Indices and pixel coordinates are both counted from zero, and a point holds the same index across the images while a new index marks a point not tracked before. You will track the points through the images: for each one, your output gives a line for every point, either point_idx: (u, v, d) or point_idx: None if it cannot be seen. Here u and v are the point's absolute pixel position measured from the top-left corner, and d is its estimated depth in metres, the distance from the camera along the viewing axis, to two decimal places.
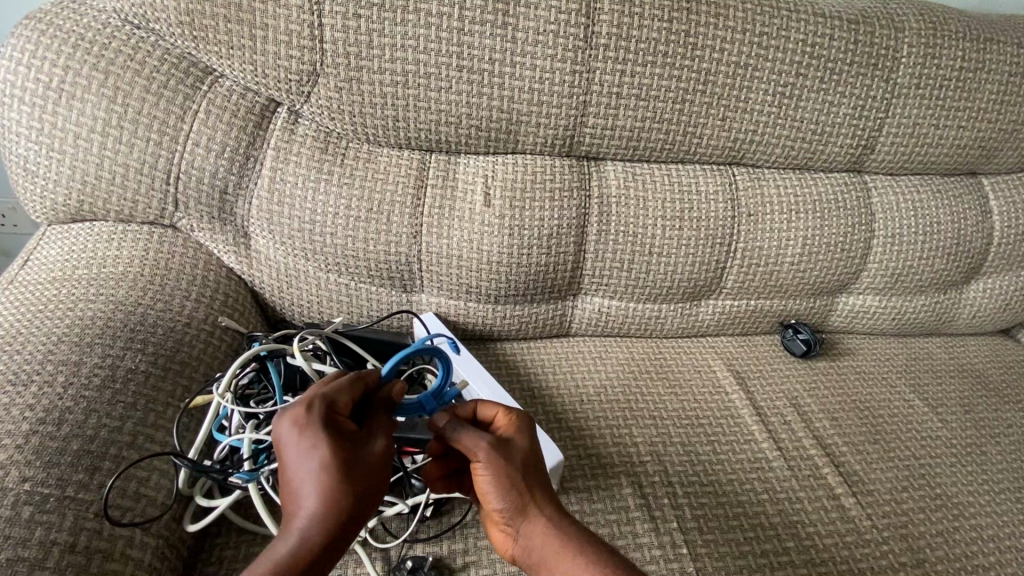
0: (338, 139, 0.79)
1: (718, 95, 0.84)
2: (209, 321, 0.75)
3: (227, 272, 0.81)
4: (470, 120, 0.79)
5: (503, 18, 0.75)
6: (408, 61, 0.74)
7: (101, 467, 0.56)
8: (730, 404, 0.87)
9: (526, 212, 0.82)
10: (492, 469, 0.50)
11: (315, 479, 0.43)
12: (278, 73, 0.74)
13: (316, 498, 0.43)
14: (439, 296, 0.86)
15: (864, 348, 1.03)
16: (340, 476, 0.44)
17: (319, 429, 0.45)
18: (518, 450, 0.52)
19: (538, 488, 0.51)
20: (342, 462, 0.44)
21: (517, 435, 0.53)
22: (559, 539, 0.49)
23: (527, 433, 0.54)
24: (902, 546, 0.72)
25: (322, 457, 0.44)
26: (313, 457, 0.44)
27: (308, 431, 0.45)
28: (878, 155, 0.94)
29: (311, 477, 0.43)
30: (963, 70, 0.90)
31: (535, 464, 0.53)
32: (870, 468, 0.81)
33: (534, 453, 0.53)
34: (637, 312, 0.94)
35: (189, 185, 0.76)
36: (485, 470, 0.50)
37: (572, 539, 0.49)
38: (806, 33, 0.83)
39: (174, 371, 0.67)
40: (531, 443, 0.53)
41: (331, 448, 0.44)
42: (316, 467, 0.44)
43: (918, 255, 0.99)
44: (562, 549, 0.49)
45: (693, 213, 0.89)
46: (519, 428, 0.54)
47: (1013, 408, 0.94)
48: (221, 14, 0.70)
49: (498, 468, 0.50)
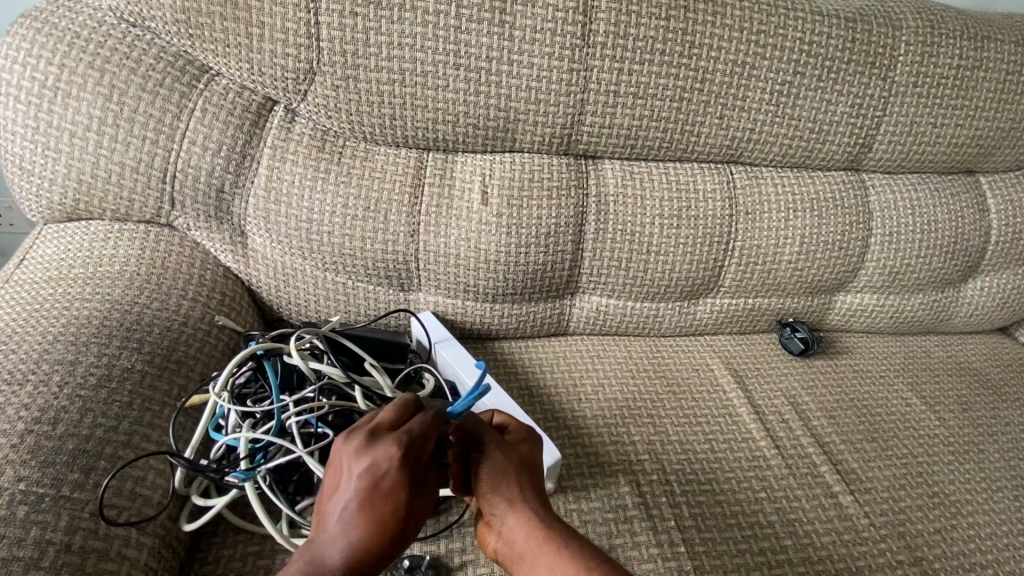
0: (335, 138, 0.79)
1: (716, 93, 0.84)
2: (206, 319, 0.75)
3: (223, 271, 0.81)
4: (468, 118, 0.79)
5: (501, 16, 0.74)
6: (405, 59, 0.74)
7: (96, 467, 0.56)
8: (728, 402, 0.87)
9: (523, 210, 0.82)
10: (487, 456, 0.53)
11: (375, 504, 0.46)
12: (275, 71, 0.73)
13: (373, 523, 0.46)
14: (437, 295, 0.86)
15: (862, 347, 1.03)
16: (396, 504, 0.47)
17: (390, 459, 0.47)
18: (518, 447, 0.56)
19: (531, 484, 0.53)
20: (400, 491, 0.47)
21: (518, 435, 0.57)
22: (545, 531, 0.50)
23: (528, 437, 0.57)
24: (900, 544, 0.72)
25: (393, 500, 0.47)
26: (380, 484, 0.46)
27: (380, 457, 0.47)
28: (876, 154, 0.94)
29: (372, 502, 0.46)
30: (961, 68, 0.90)
31: (532, 467, 0.55)
32: (868, 467, 0.81)
33: (533, 456, 0.56)
34: (635, 311, 0.94)
35: (186, 184, 0.75)
36: (482, 458, 0.54)
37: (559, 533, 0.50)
38: (804, 32, 0.83)
39: (171, 370, 0.67)
40: (531, 446, 0.57)
41: (396, 478, 0.47)
42: (379, 495, 0.46)
43: (916, 253, 0.99)
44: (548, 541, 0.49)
45: (691, 211, 0.89)
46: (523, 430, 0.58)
47: (1011, 407, 0.94)
48: (217, 12, 0.70)
49: (493, 455, 0.54)
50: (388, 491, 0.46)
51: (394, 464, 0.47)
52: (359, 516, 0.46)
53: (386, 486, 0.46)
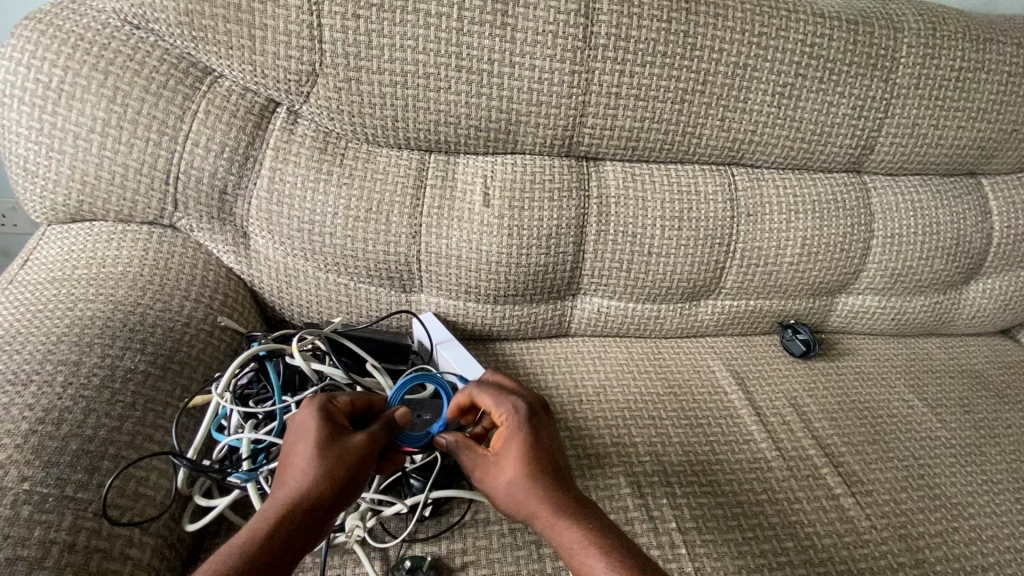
0: (337, 140, 0.79)
1: (717, 95, 0.84)
2: (209, 320, 0.75)
3: (226, 272, 0.81)
4: (469, 120, 0.79)
5: (503, 18, 0.75)
6: (407, 61, 0.74)
7: (100, 467, 0.56)
8: (728, 404, 0.88)
9: (525, 211, 0.82)
10: (490, 480, 0.54)
11: (303, 459, 0.49)
12: (278, 73, 0.74)
13: (299, 475, 0.48)
14: (439, 296, 0.86)
15: (862, 348, 1.03)
16: (321, 456, 0.49)
17: (317, 419, 0.52)
18: (513, 456, 0.54)
19: (538, 488, 0.52)
20: (324, 446, 0.49)
21: (513, 437, 0.55)
22: (563, 538, 0.49)
23: (523, 433, 0.55)
24: (901, 547, 0.72)
25: (324, 445, 0.49)
26: (306, 440, 0.50)
27: (308, 416, 0.52)
28: (877, 156, 0.94)
29: (301, 457, 0.49)
30: (963, 69, 0.90)
31: (535, 460, 0.53)
32: (869, 469, 0.81)
33: (534, 447, 0.54)
34: (637, 313, 0.94)
35: (189, 185, 0.76)
36: (488, 484, 0.54)
37: (578, 532, 0.49)
38: (805, 34, 0.83)
39: (173, 371, 0.67)
40: (528, 440, 0.55)
41: (322, 432, 0.50)
42: (306, 450, 0.49)
43: (917, 255, 0.98)
44: (569, 547, 0.49)
45: (693, 212, 0.89)
46: (515, 428, 0.56)
47: (1012, 409, 0.93)
48: (221, 14, 0.70)
49: (493, 479, 0.54)
50: (312, 443, 0.49)
51: (317, 421, 0.51)
52: (297, 471, 0.48)
53: (311, 443, 0.49)
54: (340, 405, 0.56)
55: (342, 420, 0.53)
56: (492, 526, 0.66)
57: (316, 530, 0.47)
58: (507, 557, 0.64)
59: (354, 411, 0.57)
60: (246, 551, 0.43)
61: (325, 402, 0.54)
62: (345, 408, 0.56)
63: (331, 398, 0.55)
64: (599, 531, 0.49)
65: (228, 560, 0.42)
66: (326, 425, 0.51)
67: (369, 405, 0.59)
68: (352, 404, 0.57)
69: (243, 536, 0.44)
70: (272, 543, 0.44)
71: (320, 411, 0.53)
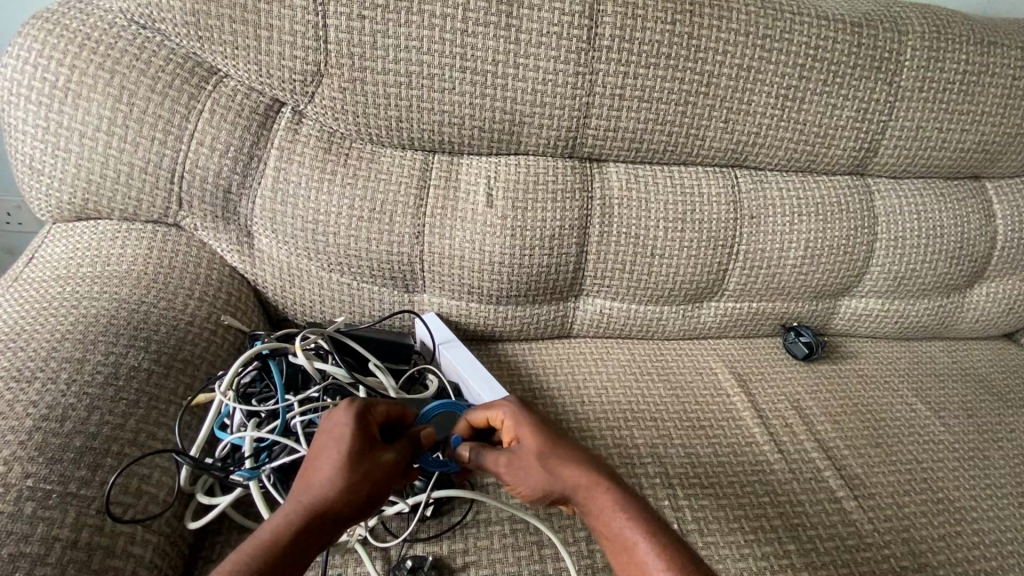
0: (341, 140, 0.80)
1: (721, 97, 0.84)
2: (212, 319, 0.75)
3: (230, 271, 0.82)
4: (473, 121, 0.79)
5: (507, 19, 0.75)
6: (412, 62, 0.74)
7: (103, 464, 0.56)
8: (731, 406, 0.87)
9: (528, 212, 0.82)
10: (514, 472, 0.53)
11: (332, 465, 0.48)
12: (283, 73, 0.74)
13: (325, 481, 0.47)
14: (441, 296, 0.86)
15: (865, 351, 1.03)
16: (349, 466, 0.48)
17: (352, 426, 0.51)
18: (531, 440, 0.54)
19: (567, 462, 0.52)
20: (354, 457, 0.49)
21: (524, 423, 0.55)
22: (597, 509, 0.49)
23: (534, 418, 0.56)
24: (903, 551, 0.72)
25: (355, 456, 0.49)
26: (338, 446, 0.49)
27: (344, 422, 0.52)
28: (881, 159, 0.94)
29: (330, 462, 0.48)
30: (967, 73, 0.90)
31: (555, 439, 0.54)
32: (871, 472, 0.81)
33: (548, 428, 0.55)
34: (639, 314, 0.94)
35: (193, 185, 0.76)
36: (513, 478, 0.53)
37: (611, 500, 0.49)
38: (810, 37, 0.83)
39: (177, 369, 0.68)
40: (540, 422, 0.55)
41: (356, 440, 0.50)
42: (337, 455, 0.49)
43: (921, 258, 0.98)
44: (605, 515, 0.48)
45: (695, 214, 0.89)
46: (524, 412, 0.56)
47: (1016, 413, 0.93)
48: (227, 14, 0.70)
49: (517, 471, 0.53)
50: (343, 450, 0.49)
51: (352, 429, 0.51)
52: (326, 475, 0.47)
53: (342, 451, 0.49)
54: (376, 414, 0.55)
55: (375, 430, 0.53)
56: (494, 527, 0.66)
57: (327, 539, 0.46)
58: (509, 558, 0.64)
59: (386, 422, 0.56)
60: (259, 556, 0.42)
61: (364, 409, 0.54)
62: (379, 418, 0.55)
63: (369, 406, 0.54)
64: (629, 497, 0.49)
65: (239, 565, 0.41)
66: (360, 435, 0.51)
67: (401, 416, 0.58)
68: (387, 415, 0.56)
69: (255, 539, 0.43)
70: (288, 551, 0.43)
71: (357, 418, 0.52)
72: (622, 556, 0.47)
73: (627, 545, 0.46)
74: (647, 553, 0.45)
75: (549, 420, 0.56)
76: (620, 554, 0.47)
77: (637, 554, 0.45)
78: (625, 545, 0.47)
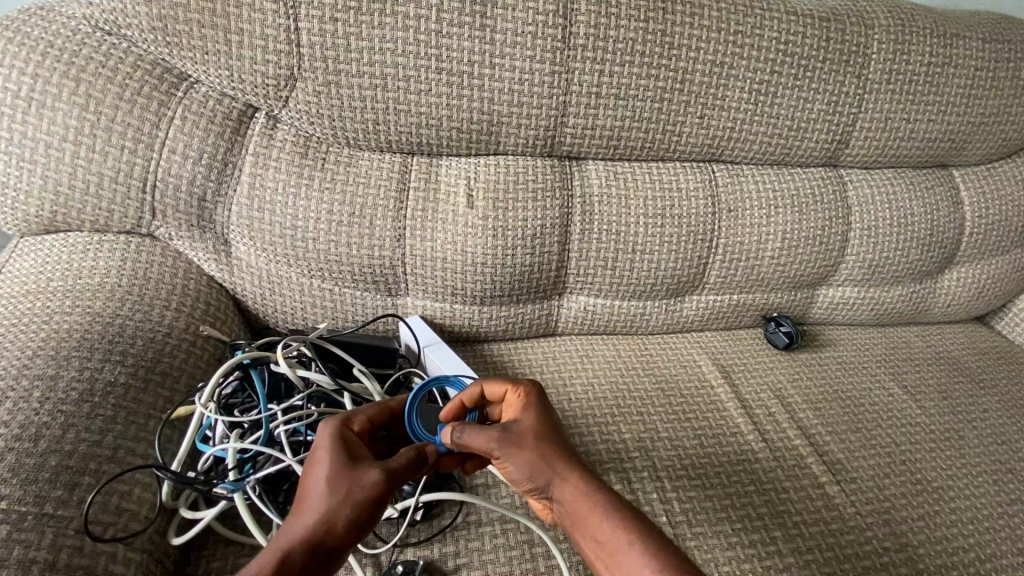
0: (318, 144, 0.79)
1: (695, 93, 0.85)
2: (191, 329, 0.74)
3: (207, 280, 0.80)
4: (451, 122, 0.79)
5: (481, 19, 0.75)
6: (387, 64, 0.74)
7: (80, 483, 0.55)
8: (715, 397, 0.89)
9: (509, 212, 0.82)
10: (508, 453, 0.53)
11: (320, 485, 0.47)
12: (255, 78, 0.73)
13: (315, 504, 0.46)
14: (425, 299, 0.86)
15: (843, 339, 1.05)
16: (336, 486, 0.47)
17: (333, 448, 0.50)
18: (530, 426, 0.55)
19: (563, 462, 0.53)
20: (340, 475, 0.48)
21: (527, 412, 0.57)
22: (588, 508, 0.50)
23: (536, 408, 0.57)
24: (885, 531, 0.73)
25: (341, 475, 0.48)
26: (324, 466, 0.49)
27: (327, 438, 0.51)
28: (852, 150, 0.96)
29: (318, 485, 0.47)
30: (931, 64, 0.92)
31: (553, 437, 0.55)
32: (853, 456, 0.83)
33: (547, 420, 0.57)
34: (623, 310, 0.95)
35: (166, 193, 0.74)
36: (504, 457, 0.53)
37: (603, 499, 0.50)
38: (779, 32, 0.85)
39: (154, 383, 0.66)
40: (540, 412, 0.57)
41: (340, 458, 0.49)
42: (323, 476, 0.48)
43: (893, 246, 1.01)
44: (594, 516, 0.49)
45: (674, 209, 0.90)
46: (527, 401, 0.58)
47: (987, 393, 0.96)
48: (195, 19, 0.69)
49: (510, 450, 0.53)
50: (328, 470, 0.48)
51: (335, 444, 0.51)
52: (315, 498, 0.47)
53: (325, 471, 0.48)
54: (357, 424, 0.55)
55: (358, 444, 0.52)
56: (484, 528, 0.66)
57: (323, 568, 0.45)
58: (500, 558, 0.64)
59: (370, 426, 0.57)
60: None
61: (345, 422, 0.54)
62: (362, 427, 0.55)
63: (349, 418, 0.55)
64: (622, 500, 0.50)
65: None
66: (344, 451, 0.50)
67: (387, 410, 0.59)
68: (369, 422, 0.57)
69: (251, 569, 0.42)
70: None
71: (338, 435, 0.52)
72: (608, 558, 0.48)
73: (614, 549, 0.47)
74: (636, 557, 0.46)
75: (549, 412, 0.58)
76: (606, 556, 0.48)
77: (626, 557, 0.46)
78: (612, 546, 0.48)
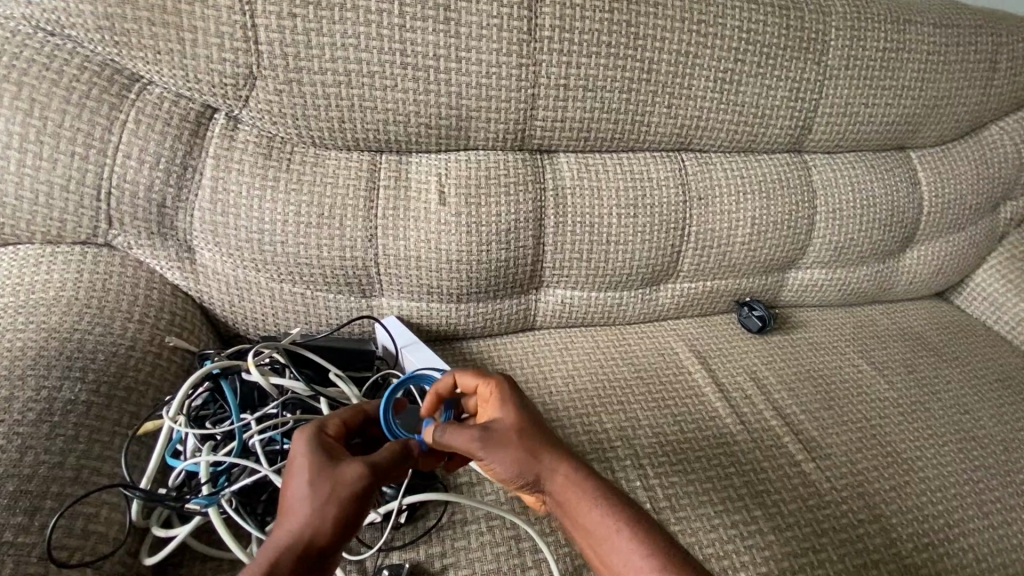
0: (282, 144, 0.76)
1: (662, 83, 0.85)
2: (156, 341, 0.71)
3: (172, 289, 0.77)
4: (419, 118, 0.77)
5: (445, 13, 0.74)
6: (350, 60, 0.72)
7: (42, 508, 0.52)
8: (694, 383, 0.90)
9: (482, 207, 0.82)
10: (491, 453, 0.52)
11: (300, 490, 0.46)
12: (212, 77, 0.70)
13: (297, 510, 0.45)
14: (401, 299, 0.85)
15: (813, 320, 1.08)
16: (317, 488, 0.46)
17: (309, 452, 0.48)
18: (510, 421, 0.54)
19: (547, 453, 0.52)
20: (319, 477, 0.46)
21: (505, 406, 0.56)
22: (575, 499, 0.50)
23: (513, 400, 0.56)
24: (860, 504, 0.76)
25: (321, 477, 0.46)
26: (301, 470, 0.47)
27: (301, 444, 0.50)
28: (815, 135, 0.99)
29: (298, 490, 0.46)
30: (886, 49, 0.95)
31: (534, 429, 0.54)
32: (827, 433, 0.85)
33: (528, 412, 0.56)
34: (600, 302, 0.96)
35: (123, 200, 0.71)
36: (487, 457, 0.52)
37: (591, 488, 0.50)
38: (741, 21, 0.86)
39: (119, 399, 0.63)
40: (520, 404, 0.56)
41: (317, 461, 0.48)
42: (302, 482, 0.46)
43: (857, 227, 1.04)
44: (583, 506, 0.49)
45: (646, 199, 0.91)
46: (504, 394, 0.57)
47: (949, 365, 1.00)
48: (145, 17, 0.66)
49: (492, 449, 0.52)
50: (307, 474, 0.47)
51: (310, 449, 0.49)
52: (297, 504, 0.45)
53: (304, 475, 0.46)
54: (332, 429, 0.54)
55: (336, 447, 0.51)
56: (470, 526, 0.66)
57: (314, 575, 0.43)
58: (488, 555, 0.63)
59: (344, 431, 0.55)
60: None
61: (318, 429, 0.52)
62: (337, 431, 0.54)
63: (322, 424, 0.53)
64: (608, 487, 0.50)
65: None
66: (320, 454, 0.49)
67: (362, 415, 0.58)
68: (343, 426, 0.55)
69: None
70: None
71: (312, 440, 0.50)
72: (598, 547, 0.48)
73: (605, 538, 0.47)
74: (626, 544, 0.46)
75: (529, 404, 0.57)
76: (598, 546, 0.48)
77: (617, 545, 0.46)
78: (602, 535, 0.47)
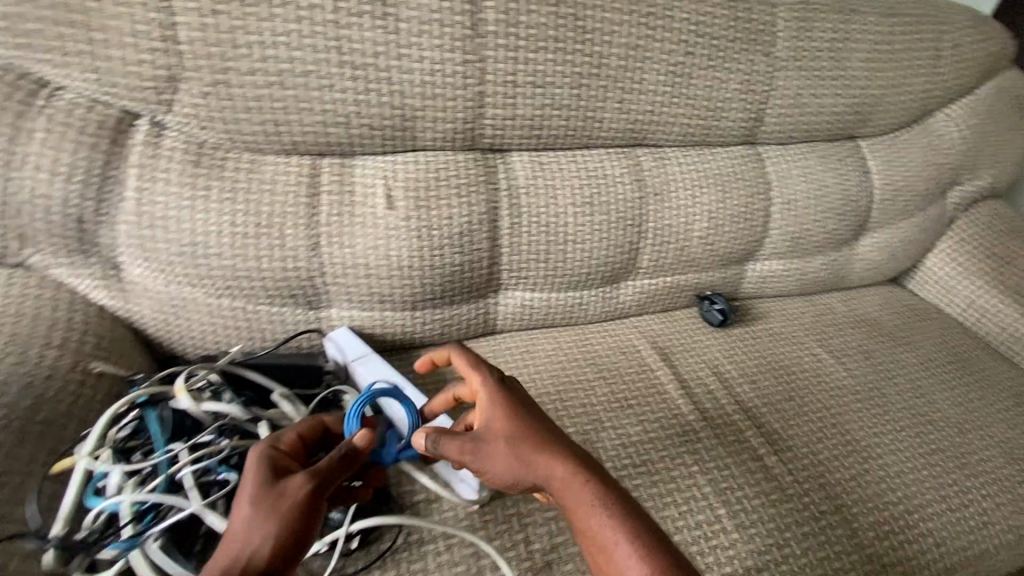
0: (213, 151, 0.72)
1: (612, 78, 0.84)
2: (79, 368, 0.66)
3: (98, 310, 0.72)
4: (361, 119, 0.74)
5: (383, 8, 0.70)
6: (282, 59, 0.68)
7: None
8: (656, 381, 0.89)
9: (432, 211, 0.79)
10: (485, 460, 0.52)
11: (244, 507, 0.46)
12: (129, 80, 0.65)
13: (239, 527, 0.45)
14: (351, 309, 0.81)
15: (773, 311, 1.08)
16: (259, 505, 0.46)
17: (257, 470, 0.49)
18: (501, 425, 0.54)
19: (541, 456, 0.52)
20: (263, 493, 0.47)
21: (495, 408, 0.55)
22: (572, 503, 0.49)
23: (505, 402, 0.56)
24: (821, 495, 0.76)
25: (264, 493, 0.47)
26: (248, 487, 0.47)
27: (251, 461, 0.50)
28: (768, 126, 0.99)
29: (242, 507, 0.46)
30: (833, 40, 0.95)
31: (526, 430, 0.53)
32: (788, 425, 0.85)
33: (521, 412, 0.55)
34: (560, 302, 0.94)
35: (35, 217, 0.66)
36: (481, 465, 0.53)
37: (590, 494, 0.49)
38: (689, 13, 0.85)
39: (35, 435, 0.58)
40: (512, 405, 0.55)
41: (262, 476, 0.48)
42: (247, 498, 0.46)
43: (811, 217, 1.05)
44: (580, 511, 0.49)
45: (602, 196, 0.89)
46: (495, 397, 0.56)
47: (904, 349, 1.02)
48: (47, 16, 0.60)
49: (486, 457, 0.52)
50: (252, 491, 0.47)
51: (259, 465, 0.49)
52: (239, 521, 0.45)
53: (250, 491, 0.47)
54: (287, 443, 0.54)
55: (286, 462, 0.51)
56: (427, 546, 0.63)
57: None
58: None
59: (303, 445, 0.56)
60: None
61: (272, 443, 0.52)
62: (292, 445, 0.54)
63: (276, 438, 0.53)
64: (608, 489, 0.50)
65: None
66: (269, 470, 0.49)
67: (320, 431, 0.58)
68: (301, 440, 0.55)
69: None
70: None
71: (263, 455, 0.51)
72: (596, 552, 0.48)
73: (603, 545, 0.47)
74: (623, 551, 0.46)
75: (521, 402, 0.56)
76: (596, 551, 0.48)
77: (615, 552, 0.47)
78: (601, 542, 0.47)
